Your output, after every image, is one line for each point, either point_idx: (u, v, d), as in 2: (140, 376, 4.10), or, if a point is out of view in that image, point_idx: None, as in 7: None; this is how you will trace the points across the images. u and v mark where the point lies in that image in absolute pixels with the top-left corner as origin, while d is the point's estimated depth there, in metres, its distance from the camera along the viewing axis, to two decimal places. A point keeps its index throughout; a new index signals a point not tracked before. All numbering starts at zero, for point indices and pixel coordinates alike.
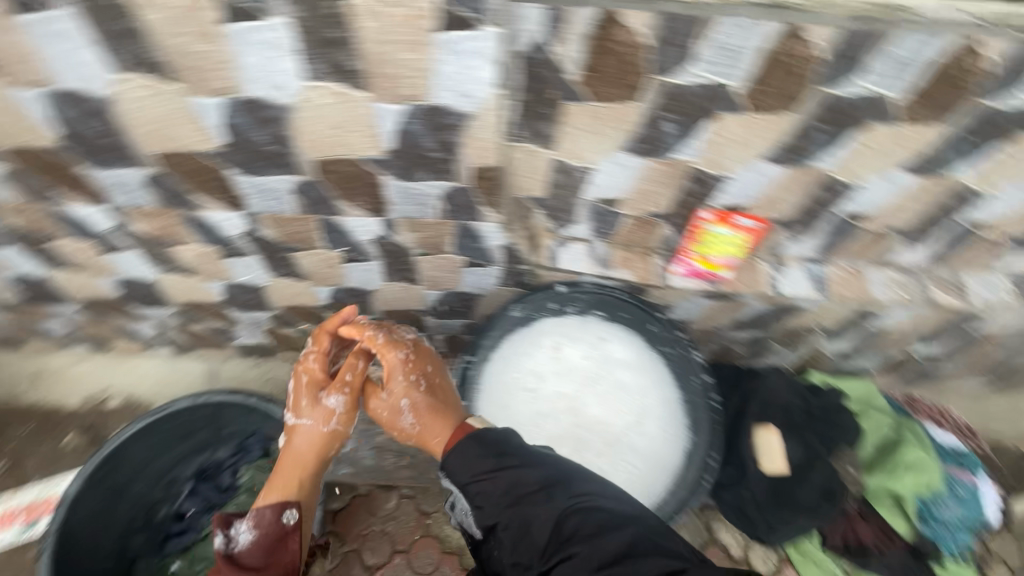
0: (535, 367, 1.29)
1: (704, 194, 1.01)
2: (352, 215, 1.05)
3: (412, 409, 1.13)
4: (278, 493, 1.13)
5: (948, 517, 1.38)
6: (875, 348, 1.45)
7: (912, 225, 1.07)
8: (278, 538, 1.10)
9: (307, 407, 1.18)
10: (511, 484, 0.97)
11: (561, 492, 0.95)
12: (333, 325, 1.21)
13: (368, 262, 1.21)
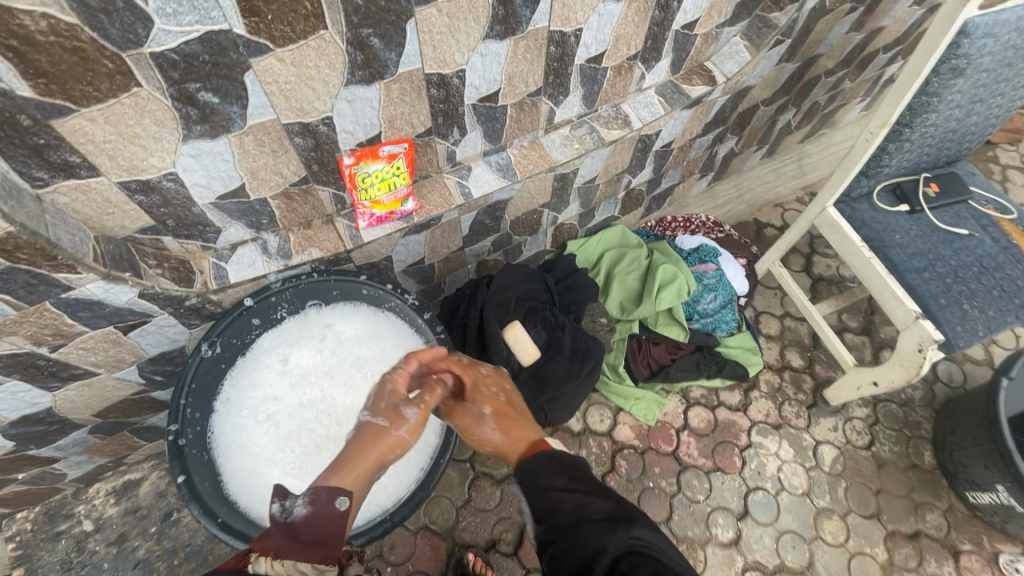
0: (268, 386, 1.05)
1: (459, 93, 1.03)
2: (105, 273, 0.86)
3: (509, 408, 1.04)
4: (342, 472, 0.89)
5: (710, 309, 1.56)
6: (671, 167, 1.62)
7: (645, 47, 1.21)
8: (326, 523, 0.81)
9: (386, 409, 0.98)
10: (588, 519, 0.82)
11: (626, 534, 0.78)
12: (425, 355, 1.01)
13: (153, 318, 0.99)
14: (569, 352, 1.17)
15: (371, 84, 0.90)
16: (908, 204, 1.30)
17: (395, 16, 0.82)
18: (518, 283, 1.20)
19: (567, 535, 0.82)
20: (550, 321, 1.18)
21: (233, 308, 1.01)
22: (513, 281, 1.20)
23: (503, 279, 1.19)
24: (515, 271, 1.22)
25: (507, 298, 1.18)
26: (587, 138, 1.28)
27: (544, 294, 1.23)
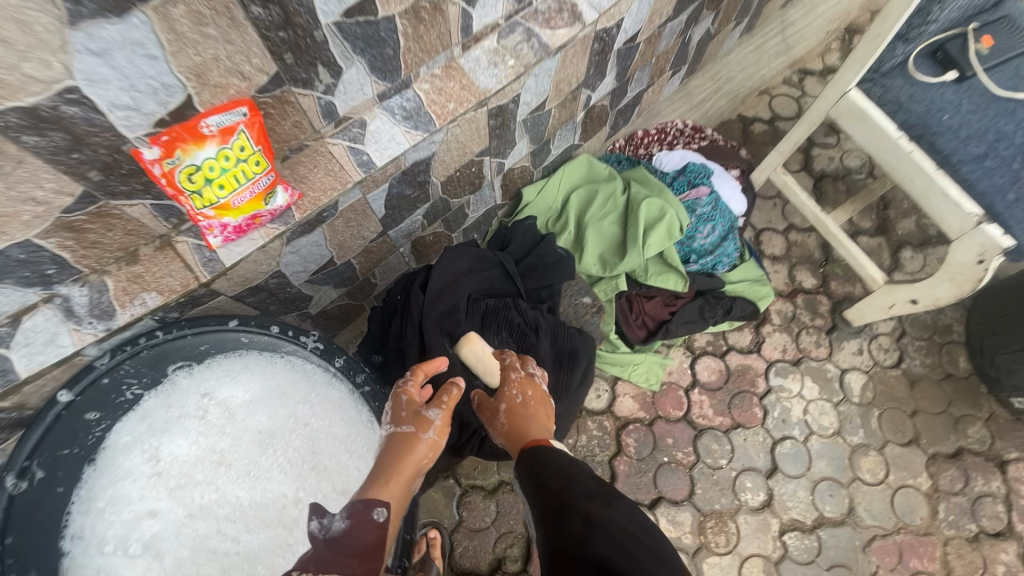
0: (138, 500, 0.73)
1: (305, 11, 0.63)
2: None
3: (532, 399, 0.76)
4: (380, 480, 0.65)
5: (708, 245, 1.28)
6: (637, 68, 1.24)
7: None
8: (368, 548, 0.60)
9: (410, 417, 0.72)
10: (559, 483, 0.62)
11: (605, 512, 0.57)
12: (429, 366, 0.77)
13: None
14: (552, 358, 0.90)
15: (128, 14, 0.51)
16: (956, 71, 0.97)
17: None
18: (463, 277, 0.89)
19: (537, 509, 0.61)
20: (521, 322, 0.89)
21: (41, 411, 0.65)
22: (454, 277, 0.89)
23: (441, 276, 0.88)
24: (456, 261, 0.90)
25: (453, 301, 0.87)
26: (524, 49, 0.90)
27: (501, 284, 0.93)
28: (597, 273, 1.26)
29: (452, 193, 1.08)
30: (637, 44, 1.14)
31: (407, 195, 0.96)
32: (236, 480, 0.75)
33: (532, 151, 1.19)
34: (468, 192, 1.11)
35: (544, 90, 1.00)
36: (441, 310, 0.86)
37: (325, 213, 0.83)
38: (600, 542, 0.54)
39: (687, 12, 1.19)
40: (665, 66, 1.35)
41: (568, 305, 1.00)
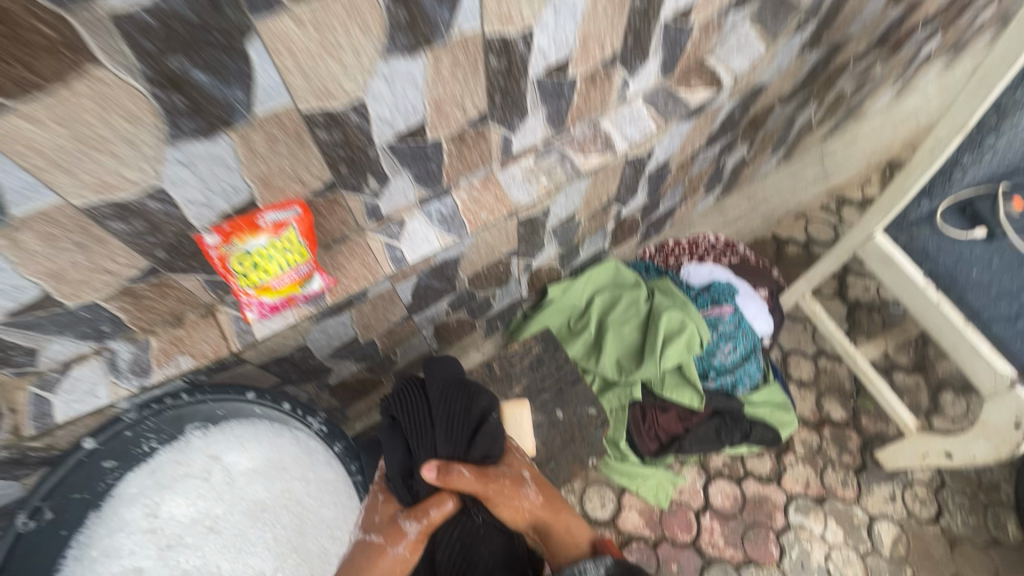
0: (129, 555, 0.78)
1: (362, 134, 0.73)
2: None
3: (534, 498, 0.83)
4: None
5: (728, 363, 1.27)
6: (670, 187, 1.31)
7: (626, 46, 0.89)
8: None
9: (382, 525, 0.77)
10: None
11: None
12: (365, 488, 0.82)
13: None
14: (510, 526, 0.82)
15: (216, 136, 0.61)
16: (984, 228, 0.97)
17: (222, 37, 0.53)
18: (458, 422, 0.83)
19: None
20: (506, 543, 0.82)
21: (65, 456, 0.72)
22: (431, 412, 0.82)
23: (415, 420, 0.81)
24: (422, 415, 0.82)
25: (431, 451, 0.81)
26: (557, 169, 0.98)
27: (456, 423, 0.82)
28: (613, 377, 1.26)
29: (479, 287, 1.14)
30: (669, 167, 1.21)
31: (435, 285, 1.02)
32: (220, 550, 0.79)
33: (560, 253, 1.25)
34: (493, 284, 1.17)
35: (573, 205, 1.07)
36: (407, 431, 0.81)
37: (355, 299, 0.90)
38: None
39: (719, 143, 1.27)
40: (697, 186, 1.42)
41: (570, 411, 0.99)
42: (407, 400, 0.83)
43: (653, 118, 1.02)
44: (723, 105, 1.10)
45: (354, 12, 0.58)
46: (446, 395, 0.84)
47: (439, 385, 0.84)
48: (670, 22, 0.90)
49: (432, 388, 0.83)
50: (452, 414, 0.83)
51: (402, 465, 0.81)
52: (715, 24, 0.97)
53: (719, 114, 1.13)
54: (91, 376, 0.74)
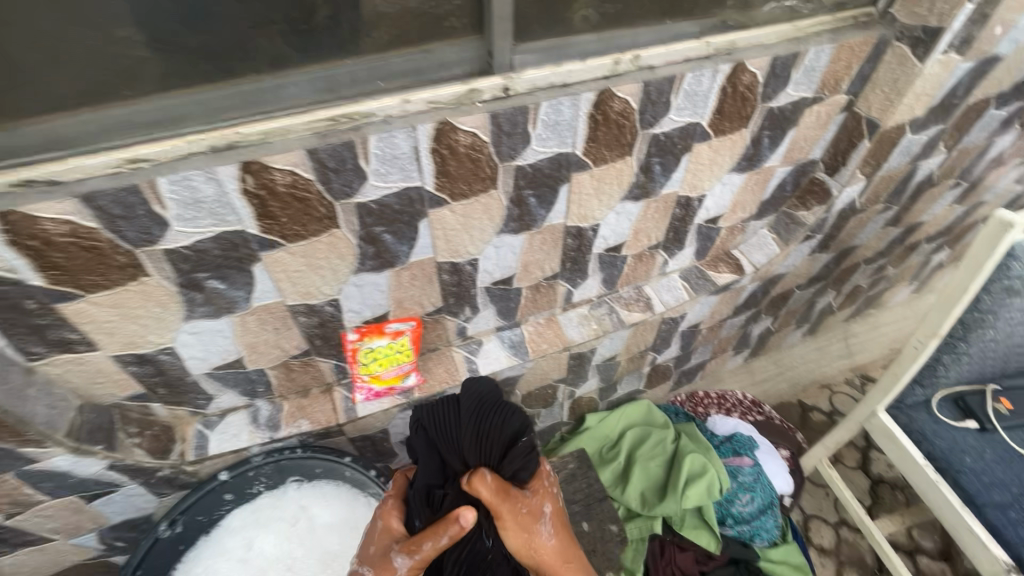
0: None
1: (471, 278, 1.03)
2: (60, 455, 0.80)
3: (545, 540, 0.80)
4: None
5: (745, 513, 1.37)
6: (701, 344, 1.53)
7: (667, 237, 1.19)
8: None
9: (375, 555, 0.82)
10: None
11: None
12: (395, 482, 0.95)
13: (121, 493, 0.94)
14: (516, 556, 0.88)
15: (382, 271, 0.91)
16: (976, 420, 1.13)
17: (409, 216, 0.85)
18: (488, 434, 0.85)
19: None
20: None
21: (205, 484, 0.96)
22: (458, 422, 0.87)
23: (440, 430, 0.88)
24: (450, 425, 0.88)
25: (454, 456, 0.86)
26: (606, 318, 1.24)
27: (479, 439, 0.85)
28: (636, 508, 1.39)
29: (529, 404, 1.36)
30: (701, 328, 1.44)
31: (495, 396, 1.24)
32: None
33: (601, 386, 1.46)
34: (540, 403, 1.38)
35: (616, 347, 1.31)
36: (437, 437, 0.88)
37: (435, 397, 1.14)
38: None
39: (745, 313, 1.51)
40: (726, 346, 1.63)
41: (597, 524, 1.09)
42: (439, 410, 0.89)
43: (687, 289, 1.28)
44: (747, 285, 1.36)
45: (489, 208, 0.91)
46: (478, 409, 0.88)
47: (472, 401, 0.89)
48: (702, 225, 1.21)
49: (466, 398, 0.90)
50: (478, 431, 0.85)
51: (428, 473, 0.87)
52: (739, 228, 1.28)
53: (743, 292, 1.39)
54: (239, 425, 0.99)
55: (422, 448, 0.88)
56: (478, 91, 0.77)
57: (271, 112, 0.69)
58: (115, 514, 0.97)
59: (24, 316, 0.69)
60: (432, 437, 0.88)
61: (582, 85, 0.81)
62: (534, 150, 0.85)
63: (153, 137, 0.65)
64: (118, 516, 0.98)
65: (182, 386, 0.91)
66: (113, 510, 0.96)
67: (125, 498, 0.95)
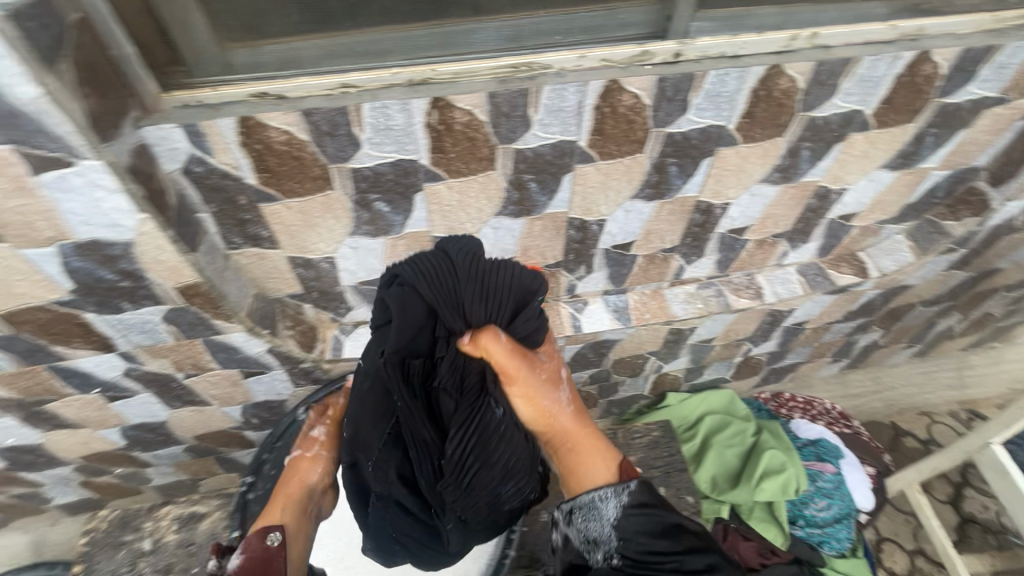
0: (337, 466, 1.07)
1: (595, 238, 1.07)
2: (235, 332, 0.94)
3: (566, 416, 0.90)
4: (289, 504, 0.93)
5: (819, 518, 1.35)
6: (800, 344, 1.49)
7: (794, 229, 1.17)
8: (270, 561, 0.89)
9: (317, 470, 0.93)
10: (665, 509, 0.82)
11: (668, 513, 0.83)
12: None
13: (268, 376, 1.09)
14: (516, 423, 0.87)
15: (518, 218, 0.97)
16: None
17: (557, 168, 0.89)
18: (490, 298, 0.80)
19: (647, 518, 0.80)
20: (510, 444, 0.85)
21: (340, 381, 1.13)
22: (456, 284, 0.79)
23: (437, 294, 0.79)
24: (435, 290, 0.79)
25: (445, 320, 0.79)
26: (713, 300, 1.24)
27: (470, 304, 0.79)
28: (706, 490, 1.41)
29: (618, 371, 1.40)
30: (805, 327, 1.41)
31: (590, 356, 1.30)
32: None
33: (689, 367, 1.47)
34: (628, 373, 1.42)
35: (715, 330, 1.32)
36: (429, 300, 0.79)
37: None
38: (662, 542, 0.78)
39: (855, 321, 1.45)
40: (824, 352, 1.58)
41: (675, 492, 1.12)
42: (433, 267, 0.79)
43: (802, 284, 1.25)
44: (866, 291, 1.31)
45: (631, 172, 0.94)
46: (462, 262, 0.79)
47: (457, 254, 0.80)
48: (834, 220, 1.17)
49: (449, 247, 0.80)
50: (465, 291, 0.79)
51: (415, 339, 0.81)
52: (872, 230, 1.22)
53: (860, 298, 1.33)
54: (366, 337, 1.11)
55: (402, 319, 0.78)
56: (651, 53, 0.79)
57: (463, 54, 0.76)
58: (259, 394, 1.13)
59: (236, 210, 0.82)
60: (425, 300, 0.79)
61: (754, 58, 0.81)
62: (689, 119, 0.86)
63: (364, 65, 0.74)
64: (261, 396, 1.14)
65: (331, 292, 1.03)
66: (258, 390, 1.12)
67: (270, 381, 1.11)
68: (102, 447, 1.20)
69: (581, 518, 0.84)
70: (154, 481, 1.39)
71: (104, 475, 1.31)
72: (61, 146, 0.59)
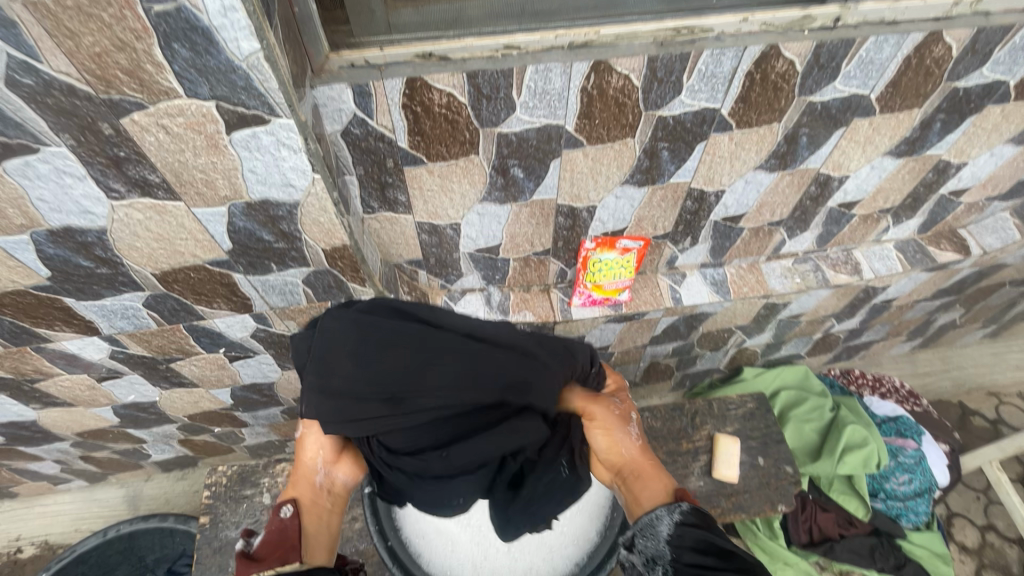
0: None
1: (709, 210, 1.07)
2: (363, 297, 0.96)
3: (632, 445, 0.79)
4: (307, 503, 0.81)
5: (899, 492, 1.37)
6: (881, 321, 1.49)
7: (902, 204, 1.16)
8: (282, 535, 0.75)
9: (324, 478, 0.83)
10: (721, 534, 0.69)
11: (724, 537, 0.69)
12: None
13: None
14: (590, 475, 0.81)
15: (641, 187, 0.97)
16: None
17: (694, 136, 0.89)
18: (499, 370, 0.72)
19: (697, 541, 0.67)
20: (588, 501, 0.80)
21: None
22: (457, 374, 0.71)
23: (438, 388, 0.70)
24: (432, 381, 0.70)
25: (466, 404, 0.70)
26: (811, 275, 1.24)
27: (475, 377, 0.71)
28: None
29: (701, 344, 1.41)
30: (892, 304, 1.40)
31: (680, 328, 1.31)
32: None
33: (769, 341, 1.48)
34: (711, 345, 1.43)
35: (805, 305, 1.32)
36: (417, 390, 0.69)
37: (635, 315, 1.22)
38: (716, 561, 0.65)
39: (941, 300, 1.44)
40: (902, 329, 1.57)
41: (772, 461, 1.15)
42: (417, 360, 0.70)
43: (901, 260, 1.25)
44: (962, 269, 1.30)
45: (762, 143, 0.93)
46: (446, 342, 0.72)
47: (436, 337, 0.72)
48: (944, 195, 1.16)
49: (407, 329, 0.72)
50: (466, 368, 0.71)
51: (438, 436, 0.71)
52: (978, 207, 1.21)
53: (954, 276, 1.33)
54: (471, 305, 1.14)
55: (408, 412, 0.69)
56: (812, 17, 0.76)
57: (626, 16, 0.74)
58: None
59: (381, 173, 0.82)
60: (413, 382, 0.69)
61: (913, 24, 0.79)
62: (834, 89, 0.85)
63: (529, 26, 0.72)
64: None
65: (446, 258, 1.04)
66: None
67: None
68: (210, 407, 1.24)
69: (637, 541, 0.72)
70: (246, 440, 1.43)
71: (203, 433, 1.36)
72: (262, 103, 0.59)
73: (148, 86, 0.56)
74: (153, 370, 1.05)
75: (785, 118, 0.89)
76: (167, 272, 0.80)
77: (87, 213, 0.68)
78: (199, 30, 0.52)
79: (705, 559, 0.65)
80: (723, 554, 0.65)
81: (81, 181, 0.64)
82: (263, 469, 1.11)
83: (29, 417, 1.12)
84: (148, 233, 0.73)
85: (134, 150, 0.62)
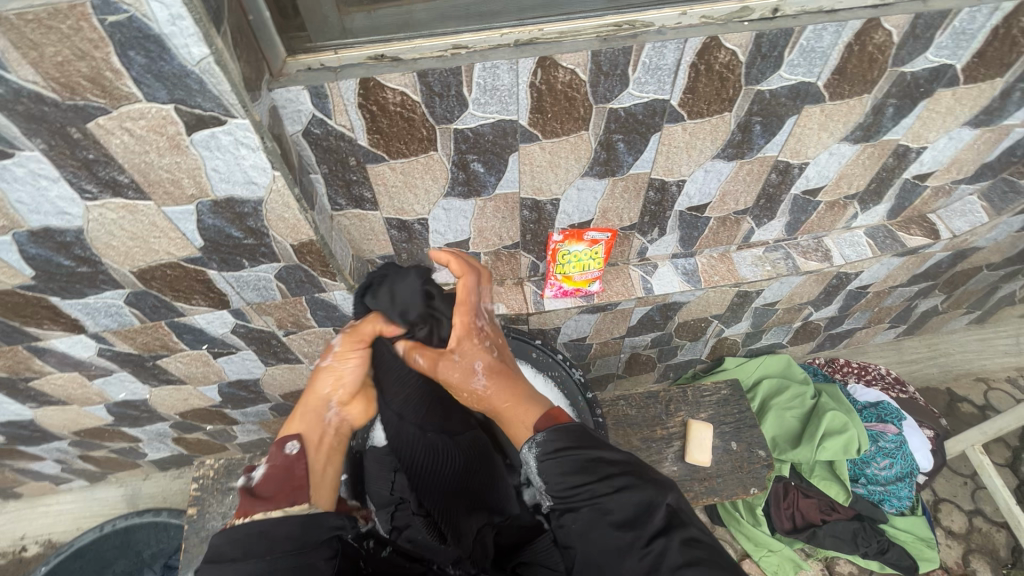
0: None
1: (672, 200, 1.09)
2: (337, 292, 1.00)
3: (483, 388, 0.80)
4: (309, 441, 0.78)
5: (881, 476, 1.38)
6: (860, 309, 1.51)
7: (867, 189, 1.17)
8: (289, 472, 0.71)
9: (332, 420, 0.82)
10: (596, 445, 0.67)
11: (599, 448, 0.66)
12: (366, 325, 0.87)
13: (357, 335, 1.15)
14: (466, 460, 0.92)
15: (601, 179, 1.00)
16: None
17: (646, 128, 0.92)
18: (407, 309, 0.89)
19: (562, 463, 0.65)
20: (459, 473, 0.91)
21: None
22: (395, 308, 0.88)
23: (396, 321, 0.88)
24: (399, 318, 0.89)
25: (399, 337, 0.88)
26: (781, 263, 1.26)
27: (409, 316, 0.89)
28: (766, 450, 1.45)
29: (680, 334, 1.44)
30: (868, 290, 1.42)
31: (655, 318, 1.33)
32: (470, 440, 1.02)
33: (748, 330, 1.49)
34: (690, 335, 1.45)
35: (778, 292, 1.34)
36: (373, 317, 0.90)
37: (608, 305, 1.24)
38: (585, 481, 0.63)
39: (918, 286, 1.45)
40: (883, 316, 1.58)
41: (744, 445, 1.17)
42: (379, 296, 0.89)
43: (872, 245, 1.26)
44: (935, 252, 1.31)
45: (715, 134, 0.96)
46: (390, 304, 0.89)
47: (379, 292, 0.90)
48: (908, 180, 1.17)
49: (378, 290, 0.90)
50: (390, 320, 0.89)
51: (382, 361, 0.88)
52: (944, 191, 1.22)
53: (927, 260, 1.34)
54: None
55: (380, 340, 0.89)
56: (750, 9, 0.79)
57: (569, 13, 0.77)
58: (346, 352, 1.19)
59: (347, 171, 0.87)
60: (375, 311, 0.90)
61: (851, 12, 0.81)
62: (779, 77, 0.88)
63: (477, 26, 0.76)
64: None
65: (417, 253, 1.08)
66: None
67: None
68: (199, 405, 1.29)
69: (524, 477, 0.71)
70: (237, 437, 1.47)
71: (195, 431, 1.41)
72: (218, 105, 0.64)
73: (110, 91, 0.60)
74: (141, 367, 1.10)
75: (734, 108, 0.92)
76: (144, 269, 0.85)
77: (64, 213, 0.73)
78: (152, 37, 0.56)
79: (579, 479, 0.64)
80: (588, 469, 0.64)
81: (56, 182, 0.69)
82: (248, 462, 1.15)
83: (27, 415, 1.17)
84: (123, 232, 0.78)
85: (102, 152, 0.67)
